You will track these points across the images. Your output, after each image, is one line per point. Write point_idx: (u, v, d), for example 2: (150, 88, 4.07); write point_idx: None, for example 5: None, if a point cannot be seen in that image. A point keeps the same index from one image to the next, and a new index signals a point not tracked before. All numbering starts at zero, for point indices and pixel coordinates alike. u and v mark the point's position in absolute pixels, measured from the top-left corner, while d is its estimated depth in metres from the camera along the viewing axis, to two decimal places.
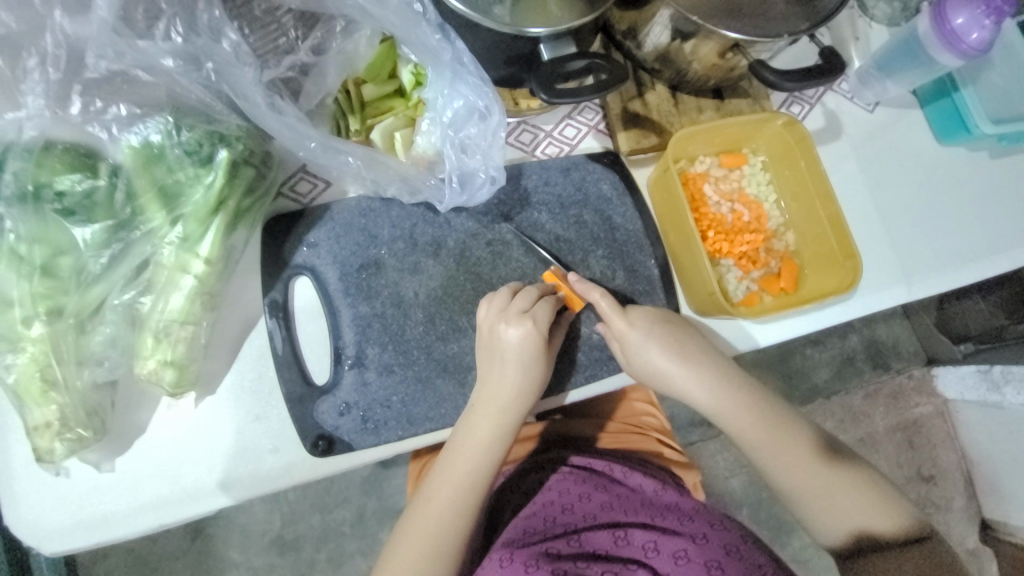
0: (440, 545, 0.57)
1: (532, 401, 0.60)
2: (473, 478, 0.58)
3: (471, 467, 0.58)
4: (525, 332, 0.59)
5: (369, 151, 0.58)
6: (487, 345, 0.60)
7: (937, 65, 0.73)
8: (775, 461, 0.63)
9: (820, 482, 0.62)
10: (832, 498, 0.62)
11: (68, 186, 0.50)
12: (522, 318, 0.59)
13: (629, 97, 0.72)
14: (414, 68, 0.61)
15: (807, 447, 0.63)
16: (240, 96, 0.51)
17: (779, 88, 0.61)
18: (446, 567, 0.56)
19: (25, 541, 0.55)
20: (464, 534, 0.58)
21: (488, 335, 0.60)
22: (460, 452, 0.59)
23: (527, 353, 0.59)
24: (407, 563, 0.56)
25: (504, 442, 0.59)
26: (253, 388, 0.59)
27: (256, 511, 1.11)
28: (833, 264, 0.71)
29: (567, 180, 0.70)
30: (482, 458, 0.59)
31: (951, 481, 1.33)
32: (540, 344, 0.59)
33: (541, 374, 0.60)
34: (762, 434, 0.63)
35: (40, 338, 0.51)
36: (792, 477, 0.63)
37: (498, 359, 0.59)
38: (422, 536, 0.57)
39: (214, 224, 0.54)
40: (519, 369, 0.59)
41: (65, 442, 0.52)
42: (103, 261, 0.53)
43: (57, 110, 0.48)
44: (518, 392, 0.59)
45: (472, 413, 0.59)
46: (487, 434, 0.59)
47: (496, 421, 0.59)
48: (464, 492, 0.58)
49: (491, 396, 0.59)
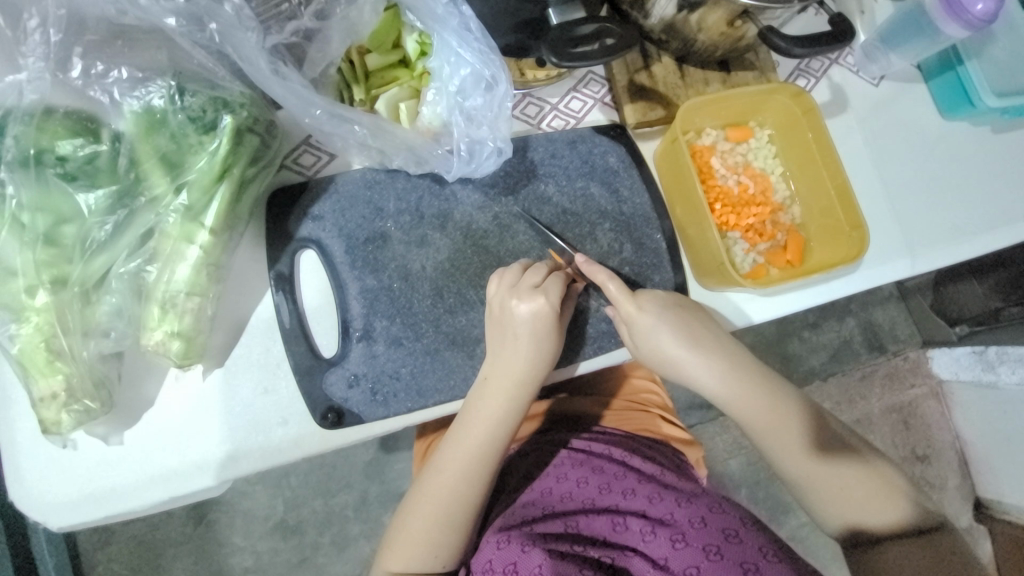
0: (450, 518, 0.57)
1: (544, 375, 0.60)
2: (484, 451, 0.59)
3: (484, 442, 0.59)
4: (537, 306, 0.59)
5: (376, 119, 0.57)
6: (497, 320, 0.60)
7: (942, 37, 0.72)
8: (769, 440, 0.64)
9: (811, 465, 0.63)
10: (819, 479, 0.63)
11: (70, 151, 0.49)
12: (533, 292, 0.59)
13: (634, 69, 0.71)
14: (418, 37, 0.60)
15: (803, 429, 0.64)
16: (244, 61, 0.50)
17: (789, 55, 0.61)
18: (454, 536, 0.58)
19: (31, 513, 0.55)
20: (472, 509, 0.58)
21: (498, 310, 0.59)
22: (472, 428, 0.59)
23: (538, 327, 0.59)
24: (418, 534, 0.57)
25: (517, 417, 0.59)
26: (261, 362, 0.59)
27: (259, 496, 1.11)
28: (839, 234, 0.71)
29: (573, 152, 0.69)
30: (495, 432, 0.59)
31: (945, 462, 1.35)
32: (550, 318, 0.59)
33: (553, 348, 0.60)
34: (769, 420, 0.64)
35: (45, 307, 0.50)
36: (785, 457, 0.64)
37: (509, 333, 0.59)
38: (432, 510, 0.58)
39: (219, 193, 0.53)
40: (532, 343, 0.59)
41: (72, 413, 0.51)
42: (108, 228, 0.52)
43: (58, 73, 0.48)
44: (531, 365, 0.59)
45: (482, 389, 0.59)
46: (499, 409, 0.59)
47: (508, 396, 0.59)
48: (471, 469, 0.58)
49: (503, 372, 0.59)
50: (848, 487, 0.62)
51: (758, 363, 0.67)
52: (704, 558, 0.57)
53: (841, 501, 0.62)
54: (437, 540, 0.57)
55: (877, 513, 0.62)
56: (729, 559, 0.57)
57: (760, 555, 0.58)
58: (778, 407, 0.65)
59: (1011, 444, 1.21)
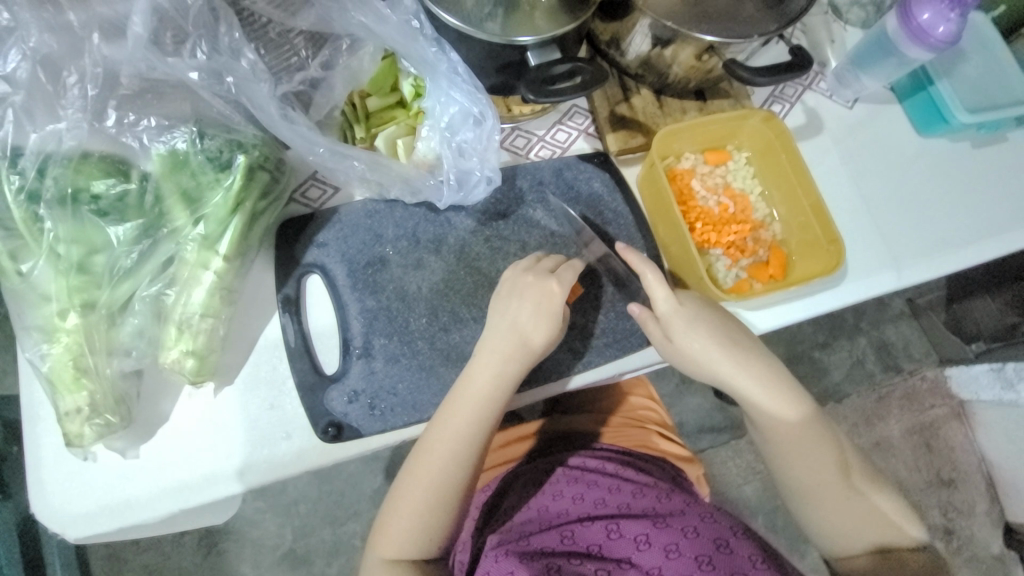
0: (438, 490, 0.58)
1: (539, 348, 0.61)
2: (478, 420, 0.60)
3: (477, 410, 0.59)
4: (545, 290, 0.62)
5: (373, 155, 0.62)
6: (503, 298, 0.62)
7: (908, 58, 0.77)
8: (788, 456, 0.65)
9: (824, 479, 0.64)
10: (824, 496, 0.64)
11: (103, 190, 0.55)
12: (521, 291, 0.62)
13: (615, 101, 0.76)
14: (414, 81, 0.66)
15: (827, 450, 0.64)
16: (257, 109, 0.56)
17: (753, 83, 0.65)
18: (443, 508, 0.58)
19: (50, 526, 0.58)
20: (463, 479, 0.59)
21: (506, 293, 0.63)
22: (466, 398, 0.60)
23: (531, 302, 0.61)
24: (412, 503, 0.58)
25: (510, 389, 0.61)
26: (267, 379, 0.63)
27: (268, 524, 1.13)
28: (818, 249, 0.73)
29: (560, 179, 0.74)
30: (485, 406, 0.60)
31: (972, 486, 1.31)
32: (546, 301, 0.61)
33: (550, 327, 0.61)
34: (792, 431, 0.64)
35: (75, 329, 0.55)
36: (798, 473, 0.65)
37: (502, 305, 0.62)
38: (424, 479, 0.58)
39: (233, 224, 0.59)
40: (534, 323, 0.61)
41: (94, 427, 0.56)
42: (134, 256, 0.57)
43: (94, 122, 0.54)
44: (527, 338, 0.61)
45: (476, 364, 0.61)
46: (494, 377, 0.60)
47: (502, 364, 0.60)
48: (466, 433, 0.59)
49: (496, 345, 0.61)
50: (852, 505, 0.64)
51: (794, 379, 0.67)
52: (697, 567, 0.58)
53: (842, 521, 0.64)
54: (424, 512, 0.58)
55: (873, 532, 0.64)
56: (721, 568, 0.58)
57: (749, 562, 0.59)
58: (807, 424, 0.65)
59: None
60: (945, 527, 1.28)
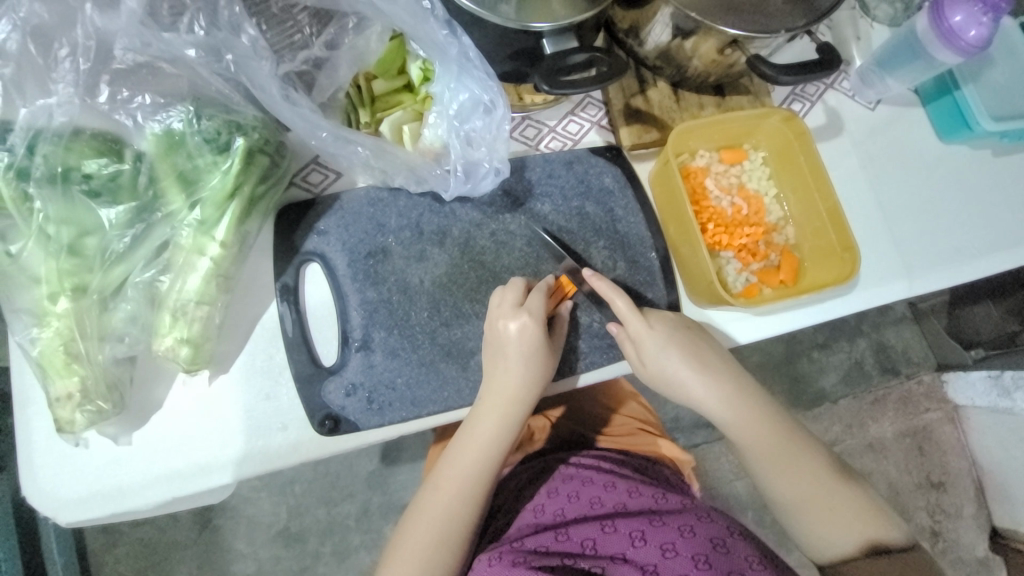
0: (446, 535, 0.58)
1: (538, 391, 0.62)
2: (479, 466, 0.60)
3: (478, 454, 0.60)
4: (524, 325, 0.60)
5: (378, 141, 0.60)
6: (489, 342, 0.62)
7: (936, 62, 0.74)
8: (775, 476, 0.64)
9: (801, 482, 0.63)
10: (819, 510, 0.63)
11: (95, 169, 0.53)
12: (518, 311, 0.61)
13: (630, 93, 0.74)
14: (421, 64, 0.63)
15: (808, 463, 0.64)
16: (258, 89, 0.54)
17: (777, 82, 0.63)
18: (452, 556, 0.58)
19: (43, 510, 0.58)
20: (468, 523, 0.59)
21: (490, 330, 0.62)
22: (466, 443, 0.61)
23: (529, 345, 0.61)
24: (416, 549, 0.58)
25: (512, 433, 0.61)
26: (265, 369, 0.62)
27: (263, 503, 1.13)
28: (833, 255, 0.72)
29: (570, 173, 0.71)
30: (488, 452, 0.61)
31: (961, 489, 1.32)
32: (539, 337, 0.61)
33: (547, 365, 0.62)
34: (758, 433, 0.65)
35: (66, 313, 0.54)
36: (789, 491, 0.64)
37: (501, 352, 0.61)
38: (428, 526, 0.59)
39: (230, 209, 0.57)
40: (521, 363, 0.60)
41: (85, 413, 0.55)
42: (126, 240, 0.55)
43: (86, 98, 0.52)
44: (523, 384, 0.61)
45: (477, 411, 0.61)
46: (494, 424, 0.61)
47: (500, 413, 0.61)
48: (469, 479, 0.60)
49: (497, 390, 0.61)
50: (836, 506, 0.63)
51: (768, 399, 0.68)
52: (694, 566, 0.58)
53: (836, 528, 0.62)
54: (432, 560, 0.58)
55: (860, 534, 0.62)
56: (717, 567, 0.58)
57: (745, 563, 0.59)
58: (786, 440, 0.65)
59: None
60: (931, 528, 1.29)
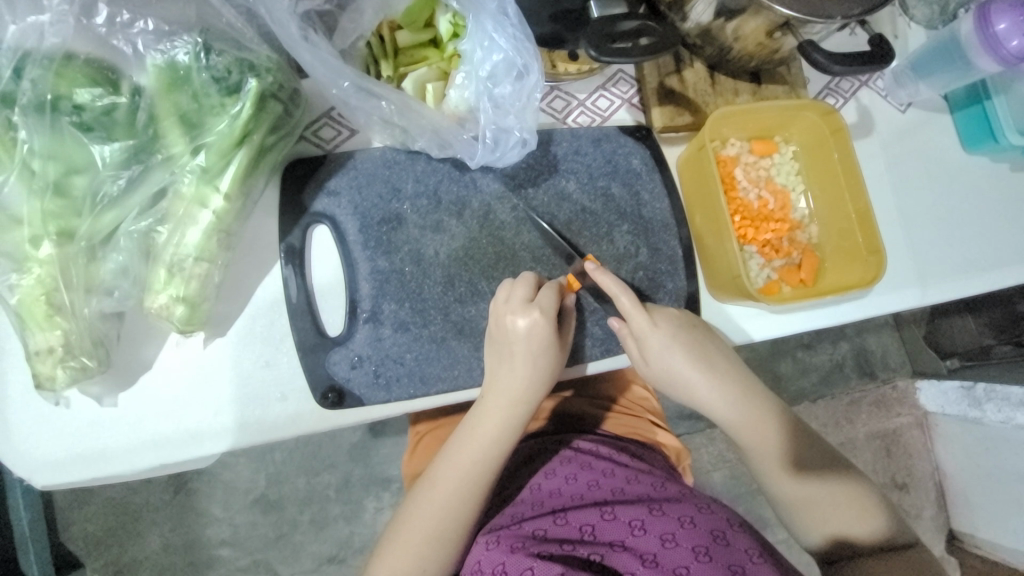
0: (444, 531, 0.57)
1: (543, 392, 0.60)
2: (480, 463, 0.58)
3: (478, 454, 0.58)
4: (534, 321, 0.57)
5: (404, 97, 0.55)
6: (495, 335, 0.59)
7: (974, 69, 0.71)
8: (768, 467, 0.65)
9: (790, 474, 0.64)
10: (846, 520, 0.62)
11: (87, 100, 0.47)
12: (528, 307, 0.57)
13: (666, 71, 0.70)
14: (452, 18, 0.57)
15: (797, 447, 0.65)
16: (275, 25, 0.49)
17: (828, 71, 0.59)
18: (449, 551, 0.57)
19: (18, 470, 0.54)
20: (467, 520, 0.57)
21: (496, 326, 0.59)
22: (465, 440, 0.59)
23: (538, 344, 0.58)
24: (413, 544, 0.56)
25: (515, 435, 0.59)
26: (264, 336, 0.58)
27: (242, 468, 1.10)
28: (857, 259, 0.70)
29: (597, 151, 0.68)
30: (489, 450, 0.58)
31: (923, 491, 1.35)
32: (548, 335, 0.58)
33: (553, 363, 0.59)
34: (753, 426, 0.64)
35: (49, 260, 0.49)
36: (778, 481, 0.64)
37: (508, 350, 0.58)
38: (425, 521, 0.57)
39: (237, 157, 0.52)
40: (529, 363, 0.58)
41: (68, 369, 0.51)
42: (121, 182, 0.50)
43: (82, 19, 0.46)
44: (529, 384, 0.59)
45: (478, 408, 0.59)
46: (496, 424, 0.59)
47: (503, 412, 0.59)
48: (468, 477, 0.58)
49: (501, 389, 0.59)
50: (824, 501, 0.63)
51: (765, 389, 0.67)
52: (693, 558, 0.55)
53: (821, 520, 0.62)
54: (429, 556, 0.56)
55: (841, 532, 0.62)
56: (718, 560, 0.55)
57: (746, 556, 0.56)
58: (804, 452, 0.65)
59: (988, 479, 1.23)
60: None
